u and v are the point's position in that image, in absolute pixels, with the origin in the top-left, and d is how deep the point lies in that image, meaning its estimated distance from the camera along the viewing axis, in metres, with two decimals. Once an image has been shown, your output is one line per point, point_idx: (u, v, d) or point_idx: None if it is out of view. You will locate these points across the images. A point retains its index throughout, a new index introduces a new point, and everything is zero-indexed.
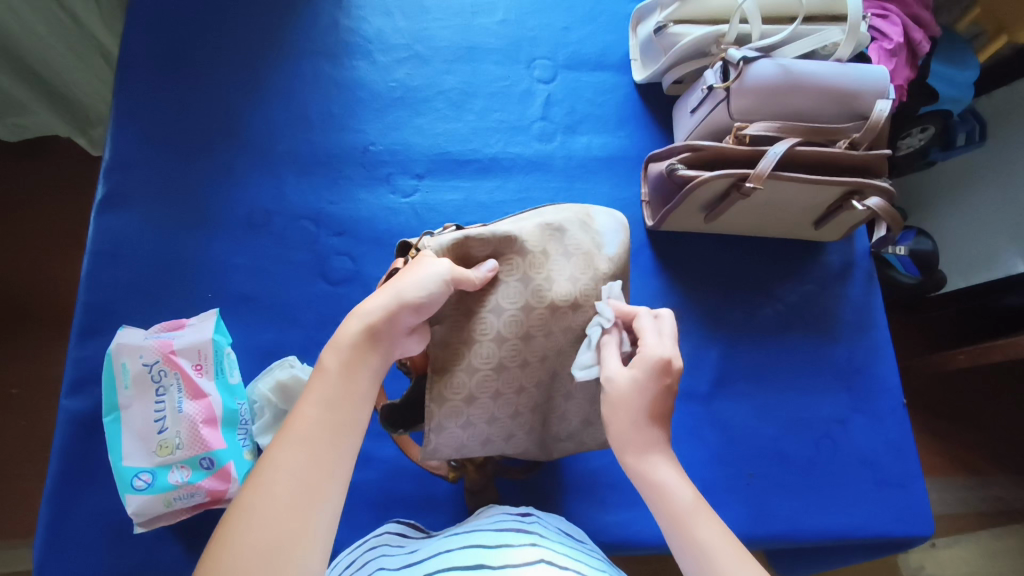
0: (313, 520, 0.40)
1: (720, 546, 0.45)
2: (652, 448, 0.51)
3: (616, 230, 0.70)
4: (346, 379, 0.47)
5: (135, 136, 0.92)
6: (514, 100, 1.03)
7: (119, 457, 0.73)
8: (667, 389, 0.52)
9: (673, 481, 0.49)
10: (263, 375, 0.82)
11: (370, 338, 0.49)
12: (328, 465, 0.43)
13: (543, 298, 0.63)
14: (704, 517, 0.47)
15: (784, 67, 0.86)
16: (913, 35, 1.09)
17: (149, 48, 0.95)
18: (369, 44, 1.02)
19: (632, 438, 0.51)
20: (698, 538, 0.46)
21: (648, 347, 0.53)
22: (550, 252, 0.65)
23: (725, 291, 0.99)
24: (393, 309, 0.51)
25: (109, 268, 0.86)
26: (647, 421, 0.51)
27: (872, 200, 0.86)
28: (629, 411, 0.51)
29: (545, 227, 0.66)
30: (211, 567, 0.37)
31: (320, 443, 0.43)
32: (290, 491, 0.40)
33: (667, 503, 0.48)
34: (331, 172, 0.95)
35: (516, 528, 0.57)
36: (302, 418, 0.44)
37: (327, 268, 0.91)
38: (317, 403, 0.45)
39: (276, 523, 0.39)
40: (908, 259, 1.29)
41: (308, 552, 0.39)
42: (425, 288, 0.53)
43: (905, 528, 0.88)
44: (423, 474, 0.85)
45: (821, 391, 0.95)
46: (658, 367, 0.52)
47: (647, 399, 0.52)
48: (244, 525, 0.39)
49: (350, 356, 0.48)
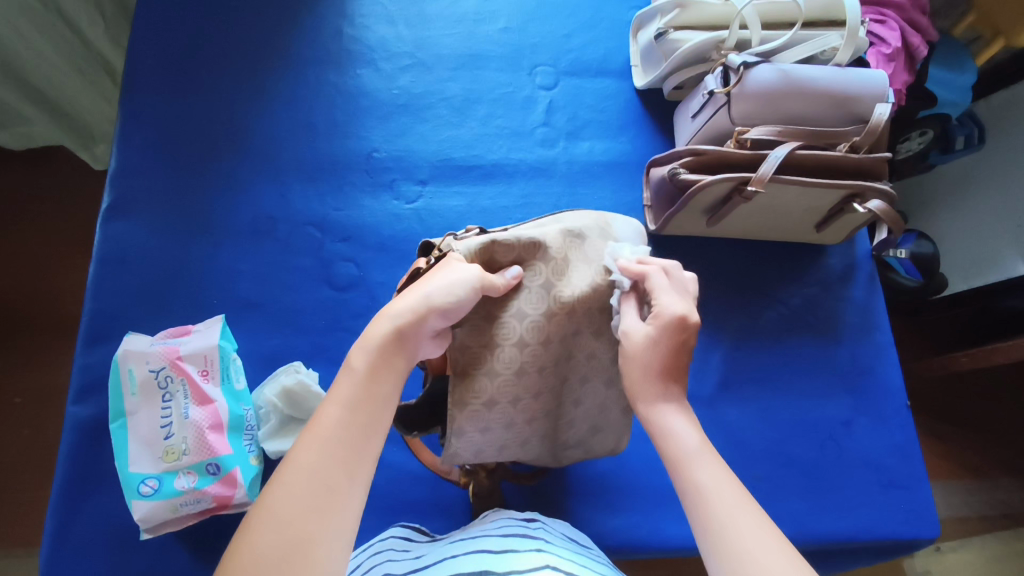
0: (333, 521, 0.41)
1: (723, 489, 0.46)
2: (668, 399, 0.53)
3: (637, 246, 0.69)
4: (372, 379, 0.47)
5: (140, 144, 0.92)
6: (517, 107, 1.04)
7: (125, 463, 0.73)
8: (683, 344, 0.54)
9: (684, 427, 0.51)
10: (269, 381, 0.82)
11: (398, 339, 0.50)
12: (351, 467, 0.43)
13: (562, 303, 0.63)
14: (708, 459, 0.49)
15: (784, 72, 0.87)
16: (911, 40, 1.10)
17: (154, 57, 0.96)
18: (372, 52, 1.03)
19: (647, 390, 0.53)
20: (700, 481, 0.47)
21: (664, 304, 0.54)
22: (571, 260, 0.65)
23: (728, 295, 0.99)
24: (421, 311, 0.51)
25: (115, 276, 0.86)
26: (656, 375, 0.53)
27: (872, 203, 0.86)
28: (635, 363, 0.54)
29: (568, 234, 0.66)
30: (229, 566, 0.38)
31: (343, 444, 0.44)
32: (311, 492, 0.41)
33: (674, 447, 0.50)
34: (335, 179, 0.96)
35: (521, 533, 0.58)
36: (326, 417, 0.45)
37: (332, 274, 0.91)
38: (343, 403, 0.46)
39: (297, 522, 0.39)
40: (909, 262, 1.30)
41: (328, 554, 0.39)
42: (448, 291, 0.53)
43: (910, 529, 0.88)
44: (429, 480, 0.84)
45: (824, 393, 0.96)
46: (682, 319, 0.54)
47: (664, 350, 0.53)
48: (267, 524, 0.39)
49: (377, 357, 0.48)
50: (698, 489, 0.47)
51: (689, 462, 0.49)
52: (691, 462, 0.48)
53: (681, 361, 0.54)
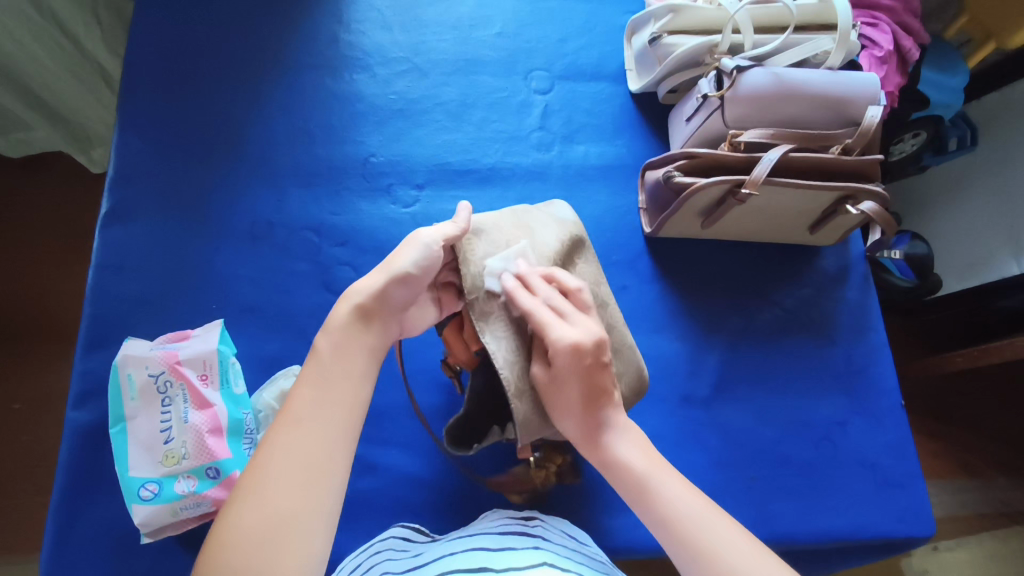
0: (315, 493, 0.46)
1: (685, 507, 0.54)
2: (606, 429, 0.59)
3: (565, 207, 0.80)
4: (341, 359, 0.53)
5: (138, 151, 0.93)
6: (512, 111, 1.05)
7: (125, 468, 0.73)
8: (592, 365, 0.59)
9: (632, 455, 0.58)
10: (267, 384, 0.83)
11: (362, 316, 0.56)
12: (328, 445, 0.49)
13: (543, 257, 0.72)
14: (663, 477, 0.56)
15: (776, 75, 0.88)
16: (904, 43, 1.11)
17: (151, 64, 0.97)
18: (368, 58, 1.04)
19: (581, 427, 0.60)
20: (662, 508, 0.54)
21: (556, 341, 0.59)
22: (533, 226, 0.75)
23: (723, 296, 1.00)
24: (386, 285, 0.57)
25: (114, 282, 0.87)
26: (584, 407, 0.60)
27: (865, 205, 0.87)
28: (567, 408, 0.61)
29: (519, 210, 0.77)
30: (220, 540, 0.44)
31: (316, 422, 0.49)
32: (291, 470, 0.46)
33: (628, 478, 0.57)
34: (333, 184, 0.97)
35: (519, 532, 0.59)
36: (298, 399, 0.50)
37: (329, 278, 0.92)
38: (313, 384, 0.51)
39: (280, 498, 0.45)
40: (903, 262, 1.31)
41: (311, 522, 0.46)
42: (418, 260, 0.59)
43: (905, 528, 0.89)
44: (426, 483, 0.84)
45: (819, 393, 0.96)
46: (580, 344, 0.59)
47: (574, 385, 0.59)
48: (253, 502, 0.45)
49: (341, 336, 0.54)
50: (664, 514, 0.54)
51: (647, 491, 0.55)
52: (649, 490, 0.55)
53: (598, 381, 0.60)
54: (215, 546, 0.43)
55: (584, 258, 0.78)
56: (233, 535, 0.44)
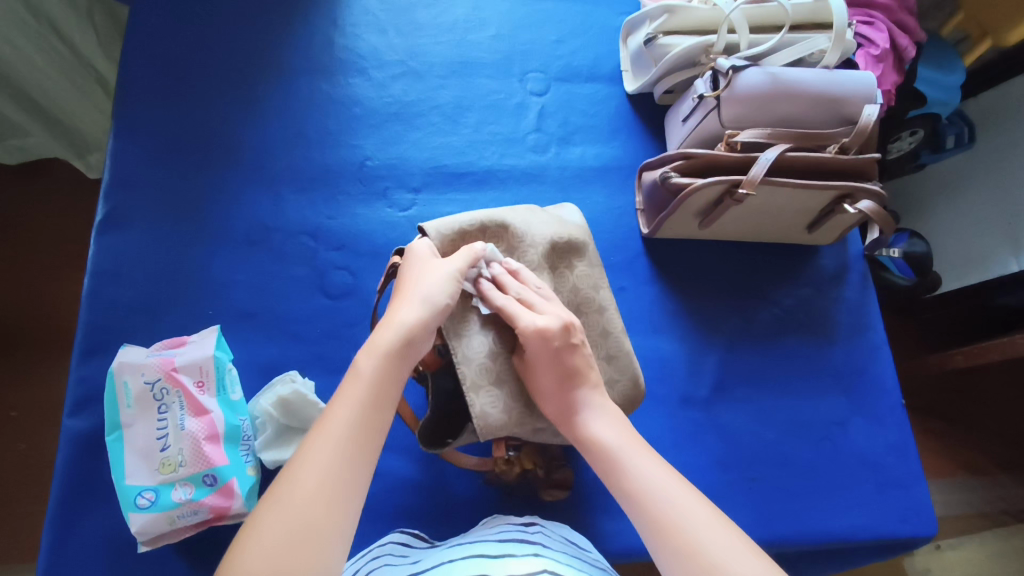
0: (338, 514, 0.45)
1: (659, 486, 0.52)
2: (582, 409, 0.61)
3: (572, 211, 0.83)
4: (379, 383, 0.52)
5: (134, 156, 0.93)
6: (507, 114, 1.04)
7: (122, 476, 0.73)
8: (571, 346, 0.62)
9: (613, 436, 0.58)
10: (264, 392, 0.82)
11: (404, 347, 0.55)
12: (354, 464, 0.47)
13: (530, 262, 0.74)
14: (638, 455, 0.56)
15: (772, 75, 0.88)
16: (900, 41, 1.11)
17: (145, 68, 0.97)
18: (364, 61, 1.03)
19: (555, 408, 0.63)
20: (637, 486, 0.53)
21: (525, 324, 0.61)
22: (528, 224, 0.77)
23: (721, 297, 1.00)
24: (425, 317, 0.57)
25: (111, 288, 0.86)
26: (564, 390, 0.62)
27: (862, 203, 0.87)
28: (549, 399, 0.63)
29: (518, 207, 0.78)
30: (240, 551, 0.42)
31: (349, 442, 0.48)
32: (318, 486, 0.45)
33: (599, 452, 0.58)
34: (329, 189, 0.96)
35: (518, 539, 0.58)
36: (335, 417, 0.49)
37: (326, 283, 0.91)
38: (352, 403, 0.50)
39: (305, 512, 0.44)
40: (902, 261, 1.30)
41: (332, 543, 0.44)
42: (450, 292, 0.60)
43: (908, 528, 0.89)
44: (426, 487, 0.83)
45: (820, 393, 0.96)
46: (545, 329, 0.61)
47: (542, 366, 0.62)
48: (277, 513, 0.43)
49: (384, 363, 0.53)
50: (634, 489, 0.53)
51: (619, 465, 0.55)
52: (620, 467, 0.55)
53: (569, 362, 0.62)
54: (236, 556, 0.41)
55: (584, 260, 0.78)
56: (253, 547, 0.42)
